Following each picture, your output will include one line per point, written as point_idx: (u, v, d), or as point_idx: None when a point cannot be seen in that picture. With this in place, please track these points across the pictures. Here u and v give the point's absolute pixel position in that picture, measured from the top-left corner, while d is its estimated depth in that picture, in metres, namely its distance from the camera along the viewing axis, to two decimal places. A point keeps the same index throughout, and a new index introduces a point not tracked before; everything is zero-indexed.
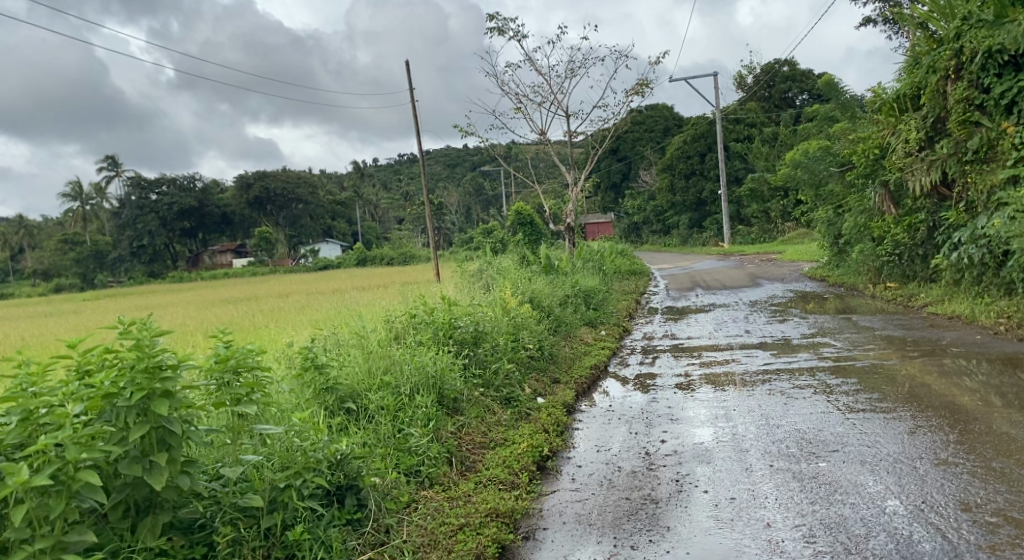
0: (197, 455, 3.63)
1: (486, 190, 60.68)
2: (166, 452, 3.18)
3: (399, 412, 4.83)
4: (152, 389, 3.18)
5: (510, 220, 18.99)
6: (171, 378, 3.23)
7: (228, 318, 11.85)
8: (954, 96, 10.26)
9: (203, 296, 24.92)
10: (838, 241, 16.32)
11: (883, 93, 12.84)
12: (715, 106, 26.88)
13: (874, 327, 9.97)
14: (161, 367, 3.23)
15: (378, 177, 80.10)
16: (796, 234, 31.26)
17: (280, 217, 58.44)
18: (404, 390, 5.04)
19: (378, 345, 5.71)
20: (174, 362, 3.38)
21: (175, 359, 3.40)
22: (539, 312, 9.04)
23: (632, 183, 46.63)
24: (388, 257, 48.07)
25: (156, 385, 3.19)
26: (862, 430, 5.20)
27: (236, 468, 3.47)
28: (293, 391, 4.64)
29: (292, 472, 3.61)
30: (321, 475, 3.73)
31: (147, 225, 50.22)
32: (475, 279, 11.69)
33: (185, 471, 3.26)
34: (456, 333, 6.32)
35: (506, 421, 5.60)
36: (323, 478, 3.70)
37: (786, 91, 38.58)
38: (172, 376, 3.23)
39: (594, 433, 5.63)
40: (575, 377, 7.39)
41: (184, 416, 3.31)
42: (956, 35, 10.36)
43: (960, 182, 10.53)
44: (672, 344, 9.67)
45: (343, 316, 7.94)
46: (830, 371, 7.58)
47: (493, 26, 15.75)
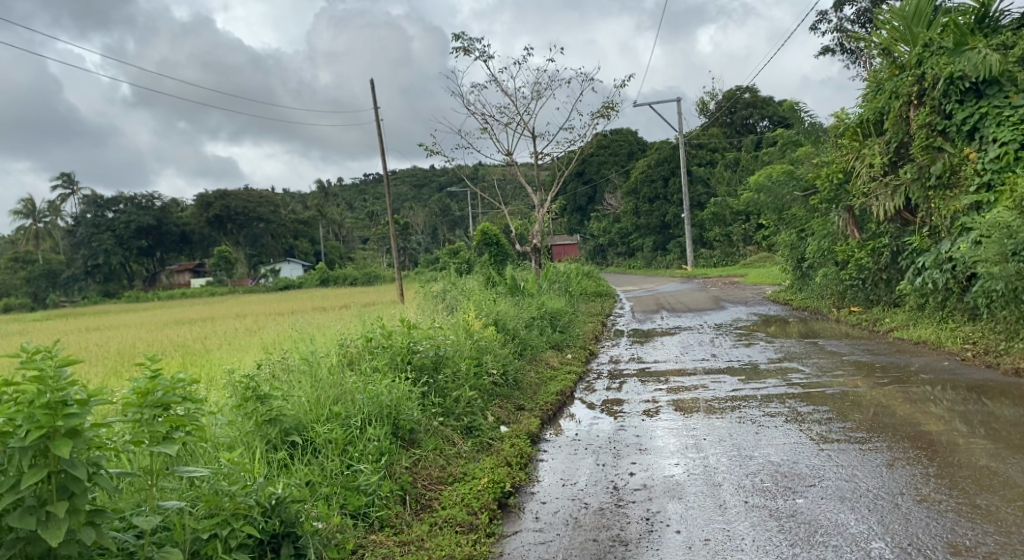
0: (111, 501, 3.27)
1: (452, 211, 60.47)
2: (67, 501, 2.84)
3: (347, 446, 4.49)
4: (54, 428, 2.83)
5: (475, 241, 18.72)
6: (78, 414, 2.88)
7: (180, 341, 11.37)
8: (917, 121, 10.24)
9: (158, 317, 24.18)
10: (802, 265, 16.35)
11: (846, 118, 12.86)
12: (679, 130, 27.05)
13: (841, 352, 9.85)
14: (65, 403, 2.87)
15: (342, 197, 79.46)
16: (759, 257, 31.48)
17: (241, 237, 57.54)
18: (355, 422, 4.71)
19: (328, 373, 5.38)
20: (83, 395, 3.03)
21: (85, 393, 3.05)
22: (503, 335, 8.75)
23: (597, 205, 46.77)
24: (350, 278, 47.45)
25: (58, 423, 2.83)
26: (837, 462, 4.98)
27: (152, 517, 3.12)
28: (231, 424, 4.30)
29: (218, 521, 3.25)
30: (253, 522, 3.37)
31: (103, 244, 49.07)
32: (439, 300, 11.37)
33: (90, 523, 2.91)
34: (415, 358, 5.99)
35: (466, 453, 5.28)
36: (257, 527, 3.34)
37: (747, 118, 39.08)
38: (78, 412, 2.88)
39: (559, 464, 5.33)
40: (540, 403, 7.10)
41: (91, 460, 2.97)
42: (917, 61, 10.37)
43: (924, 206, 10.50)
44: (639, 368, 9.43)
45: (297, 338, 7.55)
46: (800, 398, 7.37)
47: (458, 46, 15.55)
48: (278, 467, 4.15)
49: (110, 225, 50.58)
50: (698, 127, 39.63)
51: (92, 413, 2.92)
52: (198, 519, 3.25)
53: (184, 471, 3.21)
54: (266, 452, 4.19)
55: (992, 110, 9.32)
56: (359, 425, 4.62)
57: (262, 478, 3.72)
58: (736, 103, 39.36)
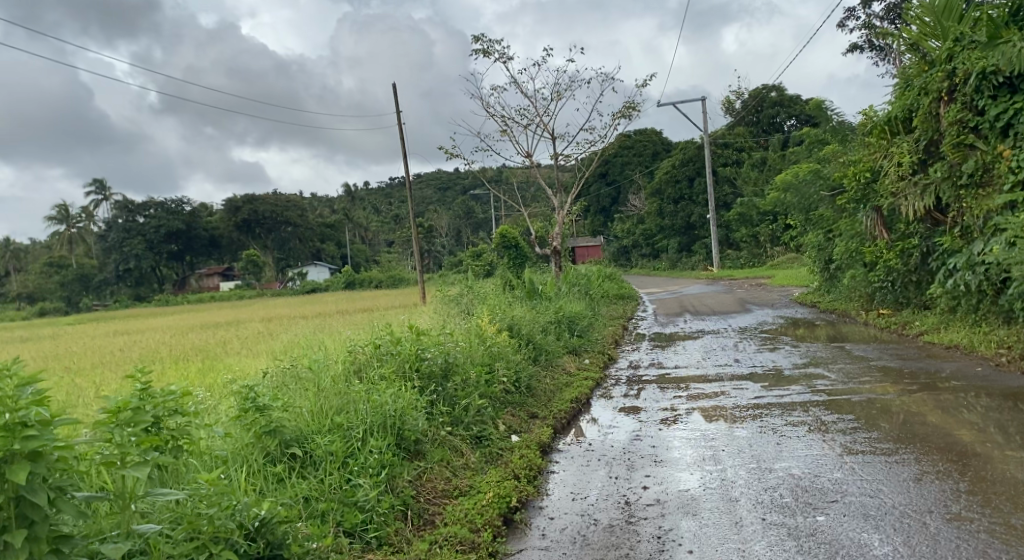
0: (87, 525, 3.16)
1: (476, 213, 60.44)
2: (25, 529, 2.73)
3: (349, 459, 4.35)
4: (11, 450, 2.72)
5: (495, 244, 18.57)
6: (38, 436, 2.77)
7: (199, 346, 11.40)
8: (948, 118, 9.92)
9: (184, 321, 24.39)
10: (829, 266, 16.01)
11: (874, 116, 12.53)
12: (704, 129, 26.71)
13: (869, 357, 9.54)
14: (24, 424, 2.76)
15: (368, 201, 79.79)
16: (786, 258, 31.01)
17: (268, 240, 57.68)
18: (356, 434, 4.56)
19: (334, 381, 5.25)
20: (46, 416, 2.93)
21: (49, 413, 2.95)
22: (518, 341, 8.58)
23: (621, 207, 46.45)
24: (375, 280, 47.56)
25: (15, 445, 2.72)
26: (862, 476, 4.74)
27: (124, 542, 3.00)
28: (229, 437, 4.18)
29: (195, 546, 3.10)
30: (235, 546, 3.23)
31: (134, 249, 49.77)
32: (455, 304, 11.24)
33: (53, 551, 2.81)
34: (423, 365, 5.84)
35: (474, 464, 5.12)
36: (238, 550, 3.19)
37: (774, 117, 38.55)
38: (39, 434, 2.77)
39: (570, 477, 5.14)
40: (554, 411, 6.92)
41: (57, 483, 2.86)
42: (948, 56, 10.05)
43: (955, 206, 10.16)
44: (659, 374, 9.21)
45: (307, 344, 7.48)
46: (824, 405, 7.10)
47: (477, 47, 15.44)
48: (275, 482, 4.02)
49: (141, 229, 51.27)
50: (724, 127, 39.19)
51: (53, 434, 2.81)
52: (176, 543, 3.11)
53: (158, 494, 3.08)
54: (264, 465, 4.06)
55: None
56: (361, 437, 4.48)
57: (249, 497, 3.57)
58: (762, 101, 38.85)
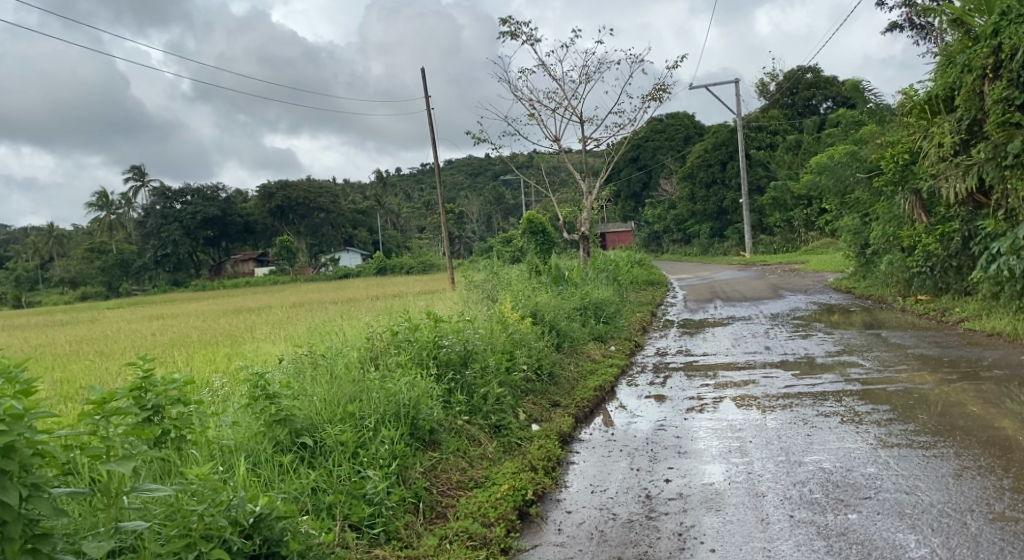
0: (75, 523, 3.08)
1: (507, 199, 60.20)
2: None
3: (360, 448, 4.23)
4: None
5: (522, 229, 18.41)
6: (9, 430, 2.67)
7: (227, 331, 11.42)
8: (992, 96, 9.45)
9: (217, 306, 24.62)
10: (866, 251, 15.60)
11: (914, 95, 12.07)
12: (737, 111, 26.19)
13: (906, 344, 9.22)
14: None
15: (399, 187, 79.92)
16: (821, 243, 30.39)
17: (301, 227, 58.07)
18: (368, 423, 4.42)
19: (348, 369, 5.13)
20: (21, 409, 2.84)
21: (25, 408, 2.86)
22: (542, 328, 8.43)
23: (653, 191, 45.93)
24: (406, 266, 47.63)
25: None
26: (898, 471, 4.50)
27: (109, 538, 2.90)
28: (239, 425, 4.07)
29: (185, 544, 2.99)
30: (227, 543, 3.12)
31: (170, 235, 50.49)
32: (480, 289, 11.10)
33: (30, 550, 2.72)
34: (441, 353, 5.70)
35: (491, 454, 4.98)
36: (231, 548, 3.08)
37: (809, 99, 37.71)
38: (9, 429, 2.67)
39: (590, 468, 4.98)
40: (577, 400, 6.75)
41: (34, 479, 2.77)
42: (994, 31, 9.59)
43: (999, 188, 9.72)
44: (686, 362, 8.98)
45: (326, 330, 7.40)
46: (859, 395, 6.83)
47: (504, 30, 15.23)
48: (282, 472, 3.90)
49: (177, 216, 51.91)
50: (758, 109, 38.46)
51: (25, 428, 2.71)
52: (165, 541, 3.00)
53: (144, 491, 2.96)
54: (271, 455, 3.94)
55: None
56: (373, 426, 4.35)
57: (247, 492, 3.46)
58: (797, 83, 38.04)
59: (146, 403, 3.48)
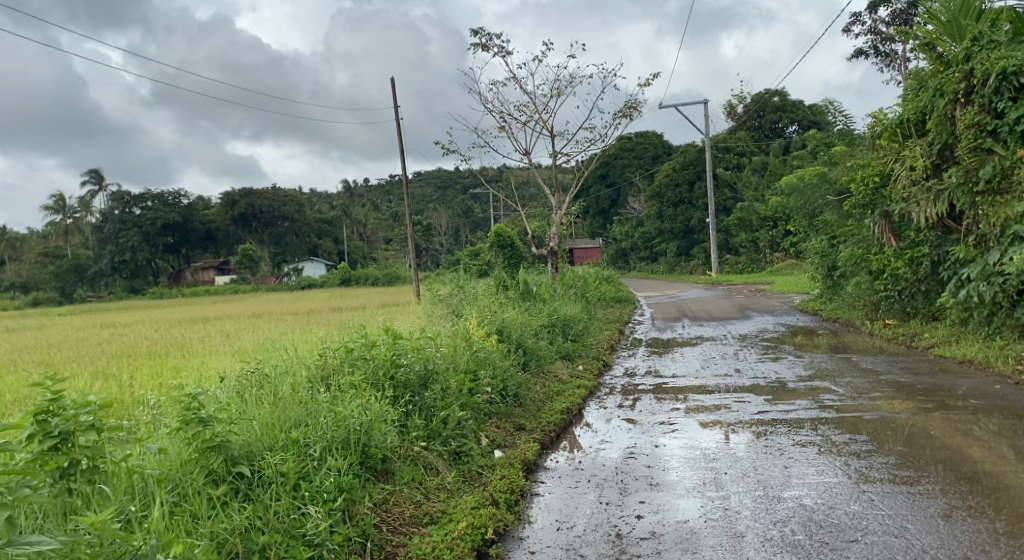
0: None
1: (475, 212, 59.84)
2: None
3: (303, 478, 3.84)
4: None
5: (490, 242, 18.09)
6: None
7: (179, 342, 10.88)
8: (963, 121, 9.33)
9: (173, 314, 23.82)
10: (833, 273, 15.55)
11: (885, 118, 11.98)
12: (705, 131, 26.19)
13: (878, 370, 9.01)
14: None
15: (367, 197, 79.16)
16: (786, 264, 30.54)
17: (264, 235, 57.16)
18: (315, 451, 4.01)
19: (295, 389, 4.70)
20: None
21: None
22: (507, 346, 8.07)
23: (621, 209, 45.98)
24: (371, 278, 47.03)
25: None
26: (883, 510, 4.24)
27: None
28: (166, 452, 3.66)
29: None
30: None
31: (129, 240, 49.27)
32: (444, 303, 10.73)
33: None
34: (398, 373, 5.30)
35: (450, 485, 4.60)
36: None
37: (775, 122, 38.04)
38: None
39: (556, 501, 4.62)
40: (544, 423, 6.40)
41: None
42: (966, 57, 9.49)
43: (970, 214, 9.59)
44: (655, 384, 8.65)
45: (280, 343, 6.96)
46: (834, 424, 6.55)
47: (476, 41, 14.93)
48: (212, 508, 3.50)
49: (137, 221, 50.63)
50: (726, 130, 38.71)
51: None
52: None
53: (27, 545, 2.61)
54: (201, 487, 3.54)
55: None
56: (318, 455, 3.96)
57: (160, 538, 3.11)
58: (764, 106, 38.38)
59: (51, 431, 3.15)
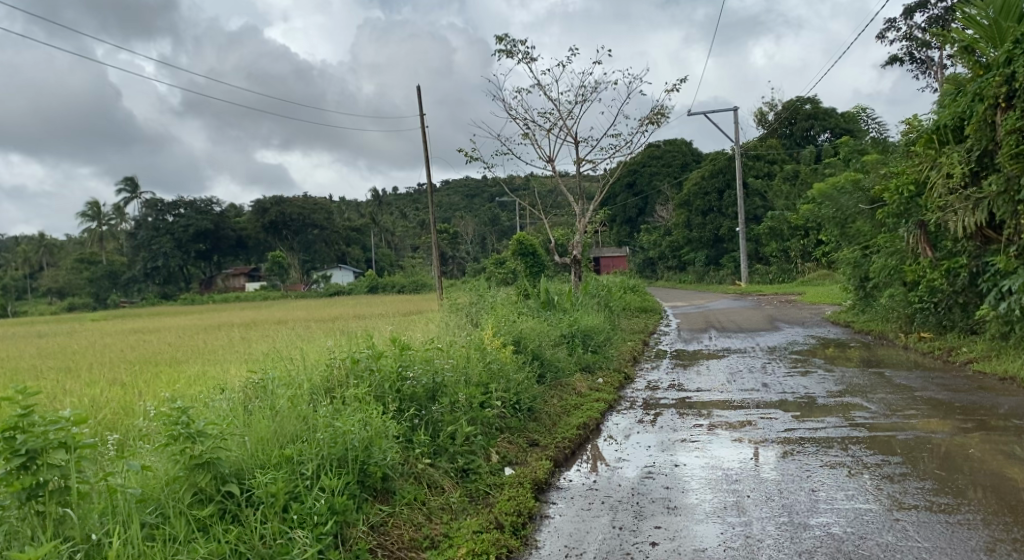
0: None
1: (502, 221, 59.70)
2: None
3: (293, 498, 3.65)
4: None
5: (514, 250, 17.89)
6: None
7: (197, 349, 10.76)
8: (1004, 126, 8.90)
9: (201, 321, 23.91)
10: (865, 284, 15.13)
11: (919, 125, 11.58)
12: (735, 139, 25.80)
13: (913, 386, 8.61)
14: None
15: (395, 205, 79.47)
16: (817, 275, 29.93)
17: (295, 242, 57.27)
18: (307, 471, 3.81)
19: (295, 401, 4.50)
20: None
21: None
22: (524, 358, 7.84)
23: (649, 218, 45.54)
24: (399, 286, 47.09)
25: None
26: (918, 542, 3.96)
27: None
28: (151, 470, 3.53)
29: None
30: None
31: (162, 247, 49.80)
32: (463, 312, 10.51)
33: None
34: (405, 386, 5.06)
35: (454, 504, 4.36)
36: None
37: (807, 130, 37.45)
38: None
39: (567, 525, 4.36)
40: (558, 439, 6.15)
41: None
42: (1006, 60, 9.08)
43: (1011, 224, 9.16)
44: (678, 398, 8.35)
45: (288, 352, 6.79)
46: (866, 444, 6.21)
47: (501, 47, 14.76)
48: (195, 531, 3.34)
49: (170, 228, 51.21)
50: (756, 139, 38.16)
51: None
52: None
53: None
54: (184, 507, 3.37)
55: None
56: (311, 474, 3.76)
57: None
58: (795, 114, 37.78)
59: (18, 448, 3.15)
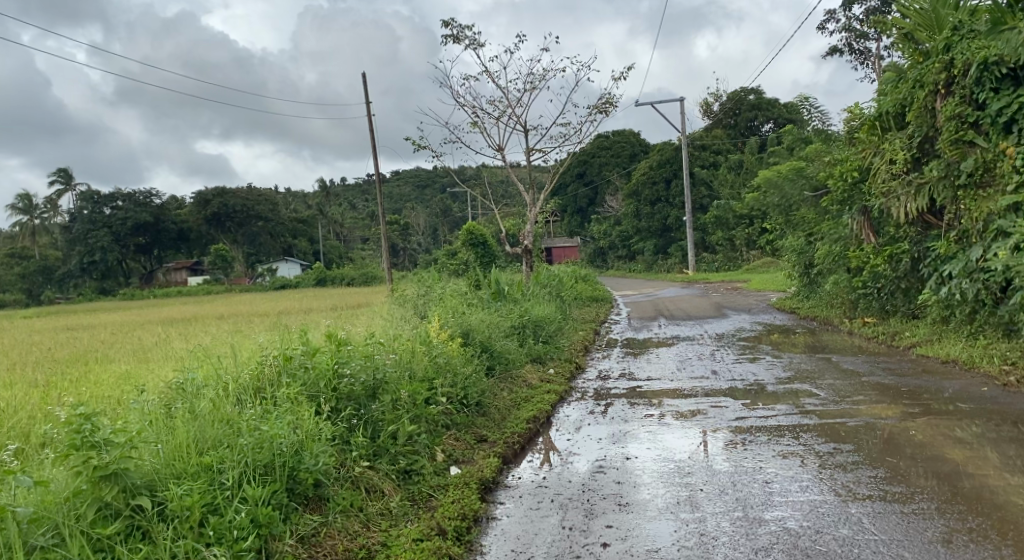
0: None
1: (453, 212, 59.25)
2: None
3: (211, 510, 3.41)
4: None
5: (463, 240, 17.64)
6: None
7: (130, 346, 10.25)
8: (944, 112, 8.95)
9: (140, 317, 23.04)
10: (809, 271, 15.28)
11: (862, 113, 11.65)
12: (681, 129, 25.92)
13: (860, 372, 8.64)
14: None
15: (343, 197, 78.28)
16: (762, 262, 30.34)
17: (238, 235, 56.24)
18: (229, 482, 3.55)
19: (218, 401, 4.21)
20: None
21: None
22: (472, 349, 7.60)
23: (598, 208, 45.61)
24: (347, 278, 46.37)
25: None
26: (875, 535, 3.86)
27: None
28: (51, 485, 3.25)
29: None
30: None
31: (98, 241, 47.96)
32: (409, 305, 10.22)
33: None
34: (341, 385, 4.78)
35: (394, 509, 4.12)
36: None
37: (751, 120, 37.89)
38: None
39: (514, 527, 4.15)
40: (507, 434, 5.93)
41: None
42: (945, 47, 9.12)
43: (951, 209, 9.22)
44: (629, 388, 8.21)
45: (219, 349, 6.41)
46: (817, 431, 6.13)
47: (447, 33, 14.45)
48: (96, 552, 3.09)
49: (106, 222, 49.35)
50: (702, 129, 38.49)
51: None
52: None
53: None
54: (86, 526, 3.12)
55: None
56: (232, 484, 3.51)
57: None
58: (739, 104, 38.20)
59: None
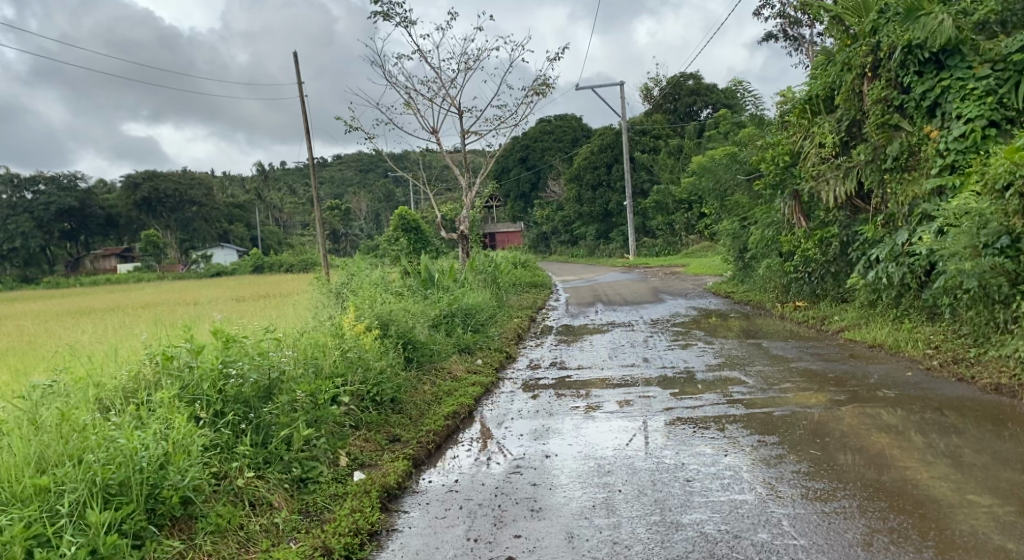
0: None
1: (394, 197, 58.34)
2: None
3: (40, 542, 3.24)
4: None
5: (396, 225, 17.10)
6: None
7: (26, 335, 9.46)
8: (871, 96, 8.87)
9: (55, 305, 21.74)
10: (743, 255, 15.28)
11: (793, 96, 11.56)
12: (620, 114, 25.81)
13: (789, 357, 8.55)
14: None
15: (283, 180, 76.60)
16: (701, 246, 30.56)
17: (171, 220, 54.31)
18: (64, 510, 3.34)
19: (75, 408, 3.90)
20: None
21: None
22: (390, 342, 7.19)
23: (541, 193, 45.37)
24: (286, 264, 45.15)
25: None
26: (793, 539, 3.69)
27: None
28: None
29: None
30: None
31: (21, 226, 44.66)
32: (332, 294, 9.74)
33: None
34: (227, 386, 4.38)
35: (279, 525, 3.88)
36: None
37: (690, 105, 38.08)
38: None
39: (415, 540, 3.85)
40: (420, 433, 5.57)
41: None
42: (871, 30, 9.01)
43: (878, 193, 9.17)
44: (557, 378, 7.92)
45: (105, 347, 5.87)
46: (744, 423, 5.93)
47: (376, 10, 13.90)
48: None
49: (28, 206, 46.16)
50: (642, 113, 38.54)
51: None
52: None
53: None
54: None
55: (955, 82, 8.04)
56: (66, 511, 3.32)
57: None
58: (678, 89, 38.35)
59: None
